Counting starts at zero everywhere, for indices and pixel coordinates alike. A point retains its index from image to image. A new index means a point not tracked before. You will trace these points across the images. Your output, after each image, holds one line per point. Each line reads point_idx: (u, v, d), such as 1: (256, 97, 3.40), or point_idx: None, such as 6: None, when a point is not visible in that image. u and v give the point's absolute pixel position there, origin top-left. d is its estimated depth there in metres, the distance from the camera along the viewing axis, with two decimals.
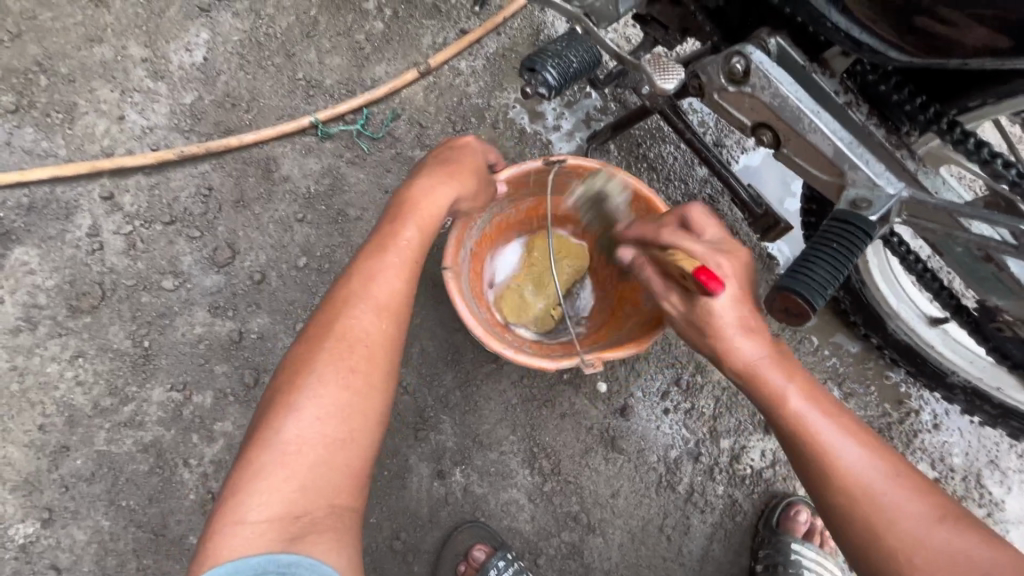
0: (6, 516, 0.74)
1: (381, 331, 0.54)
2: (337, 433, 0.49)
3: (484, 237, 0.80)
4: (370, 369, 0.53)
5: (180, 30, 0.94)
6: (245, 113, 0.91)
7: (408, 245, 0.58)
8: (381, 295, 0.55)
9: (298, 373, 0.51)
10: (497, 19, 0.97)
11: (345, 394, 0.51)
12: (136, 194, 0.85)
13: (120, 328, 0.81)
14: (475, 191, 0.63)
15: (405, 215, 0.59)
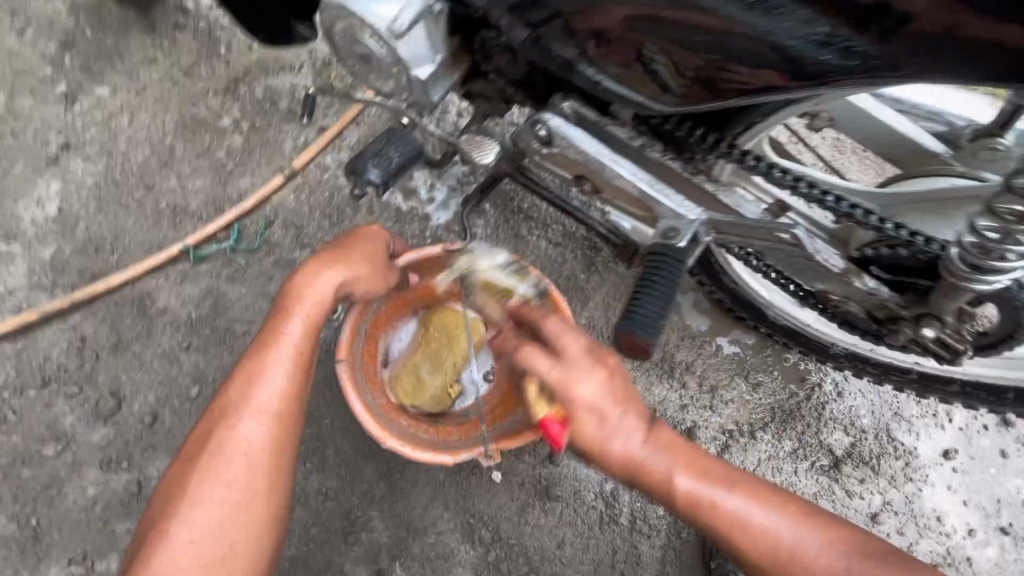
0: None
1: (266, 430, 0.57)
2: (214, 552, 0.51)
3: (381, 317, 0.82)
4: (254, 480, 0.55)
5: (29, 186, 0.92)
6: (111, 254, 0.89)
7: (291, 350, 0.60)
8: (266, 399, 0.58)
9: (186, 492, 0.54)
10: (351, 115, 1.00)
11: (232, 496, 0.54)
12: (3, 364, 0.82)
13: (3, 513, 0.75)
14: (365, 285, 0.65)
15: (289, 321, 0.61)
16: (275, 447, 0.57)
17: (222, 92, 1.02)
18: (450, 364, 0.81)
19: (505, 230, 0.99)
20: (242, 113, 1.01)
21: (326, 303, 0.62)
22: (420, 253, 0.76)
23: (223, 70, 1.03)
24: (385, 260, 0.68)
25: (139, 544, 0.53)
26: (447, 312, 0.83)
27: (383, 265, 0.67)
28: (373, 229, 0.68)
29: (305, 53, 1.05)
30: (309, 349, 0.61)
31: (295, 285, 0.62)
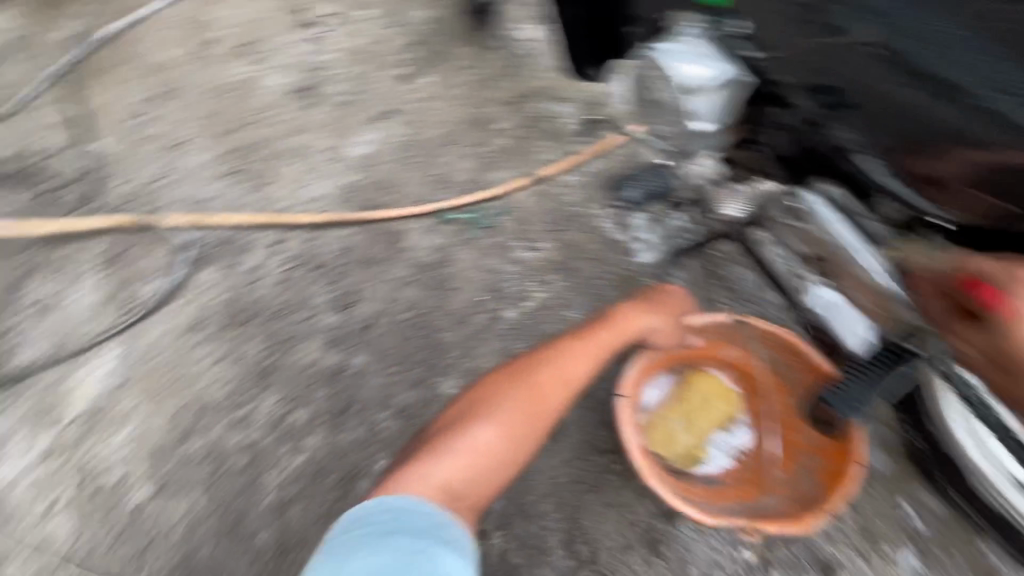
0: (134, 477, 0.91)
1: (552, 386, 0.80)
2: (503, 443, 0.74)
3: (647, 369, 0.90)
4: (538, 412, 0.77)
5: (358, 130, 1.23)
6: (391, 196, 1.15)
7: (590, 347, 0.84)
8: (562, 367, 0.82)
9: (496, 398, 0.78)
10: (607, 143, 1.16)
11: (520, 413, 0.76)
12: (297, 243, 1.09)
13: (255, 344, 1.00)
14: (660, 330, 0.88)
15: (597, 331, 0.85)
16: (553, 400, 0.79)
17: (509, 103, 1.25)
18: (702, 427, 0.92)
19: (701, 290, 1.03)
20: (517, 123, 1.22)
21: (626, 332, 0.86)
22: (703, 318, 0.89)
23: (516, 88, 1.26)
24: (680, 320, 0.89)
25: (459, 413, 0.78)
26: (701, 378, 0.93)
27: (682, 325, 0.89)
28: (677, 291, 0.91)
29: (582, 92, 1.24)
30: (602, 355, 0.84)
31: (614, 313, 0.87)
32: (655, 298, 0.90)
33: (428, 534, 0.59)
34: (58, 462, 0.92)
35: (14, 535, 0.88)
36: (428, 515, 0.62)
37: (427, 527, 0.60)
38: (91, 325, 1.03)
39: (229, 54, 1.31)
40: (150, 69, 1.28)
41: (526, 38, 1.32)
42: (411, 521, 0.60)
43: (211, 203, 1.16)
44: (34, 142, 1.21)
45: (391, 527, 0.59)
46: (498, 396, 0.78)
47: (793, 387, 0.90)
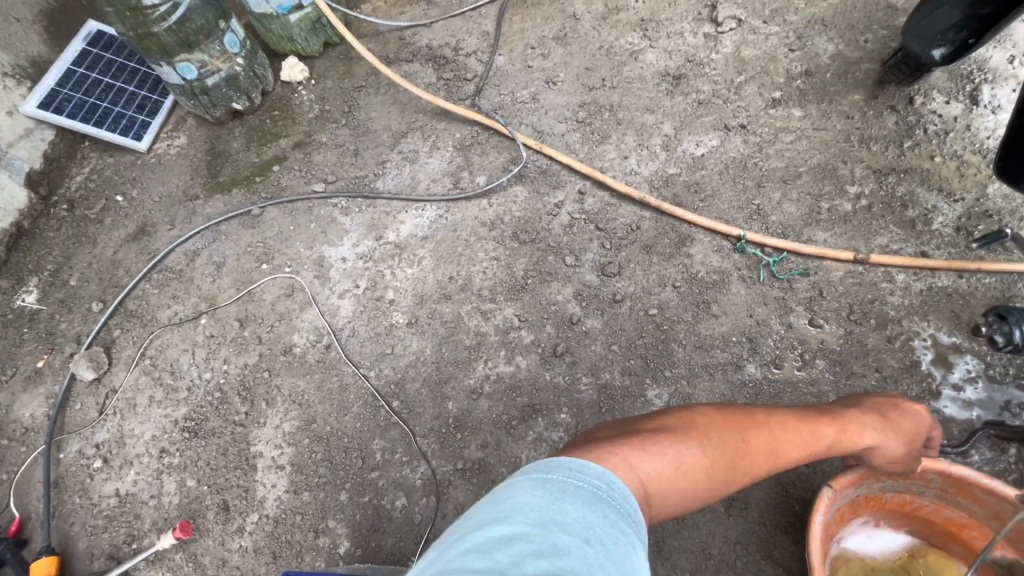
0: (398, 304, 1.14)
1: (775, 443, 0.59)
2: (706, 471, 0.53)
3: (873, 501, 0.80)
4: (750, 453, 0.57)
5: (702, 131, 1.24)
6: (699, 201, 1.15)
7: (836, 427, 0.65)
8: (794, 432, 0.62)
9: (702, 421, 0.57)
10: (995, 264, 0.95)
11: (731, 443, 0.56)
12: (597, 201, 1.19)
13: (524, 262, 1.14)
14: (897, 450, 0.69)
15: (838, 417, 0.67)
16: (773, 461, 0.59)
17: (873, 169, 1.11)
18: None
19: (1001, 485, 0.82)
20: (872, 194, 1.09)
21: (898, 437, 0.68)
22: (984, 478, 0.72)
23: (891, 158, 1.13)
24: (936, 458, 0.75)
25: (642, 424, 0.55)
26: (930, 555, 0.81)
27: (914, 451, 0.70)
28: (923, 410, 0.72)
29: (971, 197, 1.05)
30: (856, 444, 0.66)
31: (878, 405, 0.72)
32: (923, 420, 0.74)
33: (589, 546, 0.38)
34: (365, 266, 1.22)
35: (318, 296, 1.20)
36: (595, 525, 0.40)
37: (591, 531, 0.40)
38: (430, 186, 1.31)
39: (627, 26, 1.46)
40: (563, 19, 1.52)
41: (934, 113, 1.15)
42: (567, 522, 0.40)
43: (550, 137, 1.32)
44: (462, 44, 1.55)
45: (551, 511, 0.40)
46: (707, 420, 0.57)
47: None
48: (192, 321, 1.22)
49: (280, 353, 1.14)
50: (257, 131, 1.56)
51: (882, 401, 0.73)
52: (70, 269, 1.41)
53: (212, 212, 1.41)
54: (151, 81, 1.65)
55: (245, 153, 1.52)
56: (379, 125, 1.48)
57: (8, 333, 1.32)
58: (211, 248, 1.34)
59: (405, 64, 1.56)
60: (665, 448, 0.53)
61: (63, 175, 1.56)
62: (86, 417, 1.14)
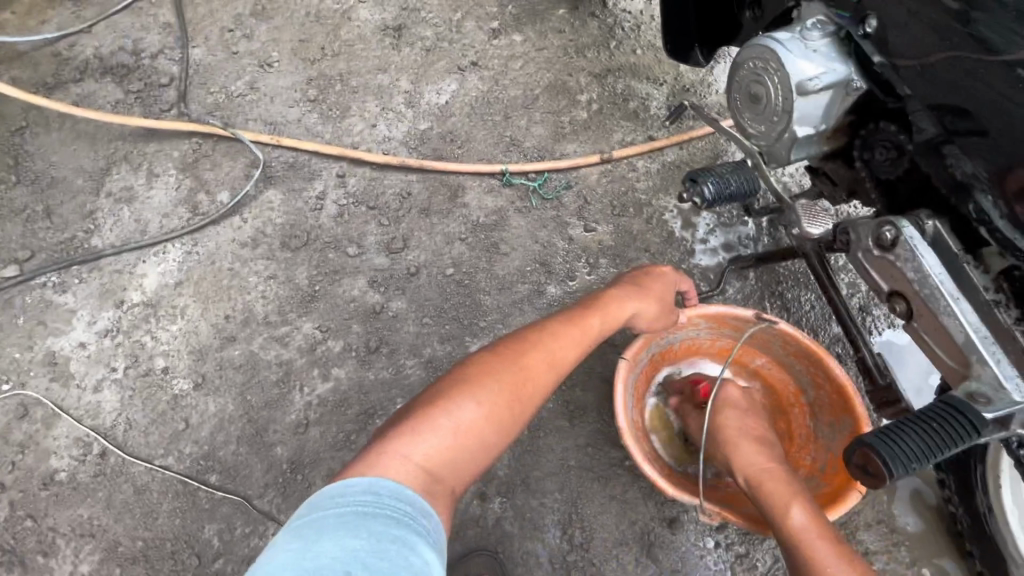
0: (175, 368, 0.96)
1: (547, 362, 0.67)
2: (496, 418, 0.61)
3: (670, 350, 0.91)
4: (526, 385, 0.64)
5: (438, 78, 1.22)
6: (458, 148, 1.14)
7: (597, 317, 0.74)
8: (557, 345, 0.69)
9: (475, 375, 0.63)
10: (699, 131, 1.11)
11: (504, 388, 0.62)
12: (360, 179, 1.11)
13: (305, 270, 1.03)
14: (653, 310, 0.80)
15: (585, 317, 0.73)
16: (545, 378, 0.67)
17: (593, 75, 1.21)
18: None
19: (754, 304, 1.00)
20: (599, 97, 1.18)
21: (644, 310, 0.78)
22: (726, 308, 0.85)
23: (604, 60, 1.23)
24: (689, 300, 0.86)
25: (422, 397, 0.62)
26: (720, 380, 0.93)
27: (670, 305, 0.82)
28: (669, 270, 0.83)
29: (671, 77, 1.20)
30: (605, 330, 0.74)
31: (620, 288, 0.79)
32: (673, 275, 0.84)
33: None
34: (115, 343, 1.00)
35: (65, 400, 0.96)
36: (358, 548, 0.43)
37: (353, 562, 0.42)
38: (165, 223, 1.10)
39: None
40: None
41: (624, 11, 1.28)
42: (325, 564, 0.42)
43: (286, 126, 1.18)
44: (141, 44, 1.28)
45: (303, 563, 0.42)
46: (478, 372, 0.63)
47: (818, 408, 0.85)
48: None
49: (39, 488, 0.90)
50: None
51: (635, 273, 0.82)
52: None
53: None
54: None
55: None
56: (66, 169, 1.18)
57: None
58: None
59: (73, 84, 1.24)
60: (443, 426, 0.57)
61: None
62: None
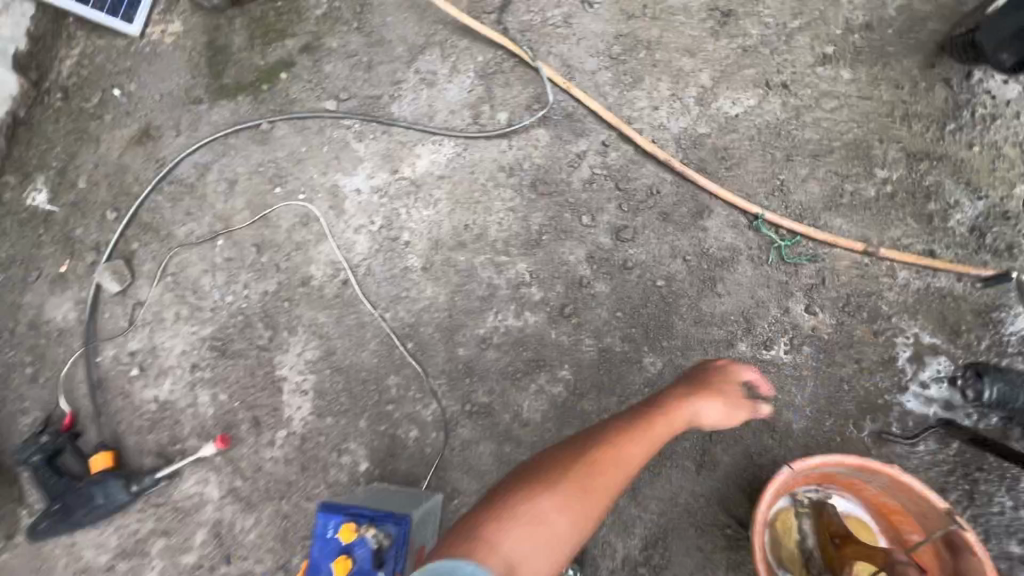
0: (413, 246, 1.17)
1: (620, 460, 0.72)
2: (574, 510, 0.66)
3: (832, 476, 0.89)
4: (598, 478, 0.69)
5: (741, 86, 1.17)
6: (725, 168, 1.12)
7: (663, 418, 0.78)
8: (631, 444, 0.74)
9: (547, 469, 0.70)
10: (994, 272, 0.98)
11: (576, 482, 0.68)
12: (620, 156, 1.16)
13: (540, 217, 1.14)
14: (715, 410, 0.81)
15: (659, 414, 0.79)
16: (618, 480, 0.70)
17: (906, 153, 1.09)
18: None
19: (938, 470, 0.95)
20: (898, 181, 1.07)
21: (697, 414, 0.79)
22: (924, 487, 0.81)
23: (928, 141, 1.09)
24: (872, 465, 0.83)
25: (491, 500, 0.67)
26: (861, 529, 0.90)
27: (733, 405, 0.82)
28: (728, 360, 0.86)
29: (996, 195, 1.05)
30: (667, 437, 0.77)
31: (676, 396, 0.82)
32: (733, 373, 0.85)
33: None
34: (380, 202, 1.21)
35: (333, 228, 1.21)
36: None
37: None
38: (449, 118, 1.25)
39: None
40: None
41: (986, 94, 1.09)
42: None
43: (579, 73, 1.23)
44: None
45: None
46: (549, 467, 0.70)
47: None
48: (209, 242, 1.25)
49: (298, 284, 1.19)
50: (260, 27, 1.43)
51: (693, 377, 0.86)
52: (77, 170, 1.38)
53: (218, 120, 1.35)
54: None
55: (249, 53, 1.41)
56: (394, 34, 1.36)
57: (27, 235, 1.34)
58: (221, 164, 1.31)
59: None
60: (527, 495, 0.66)
61: (52, 59, 1.46)
62: (117, 325, 1.22)
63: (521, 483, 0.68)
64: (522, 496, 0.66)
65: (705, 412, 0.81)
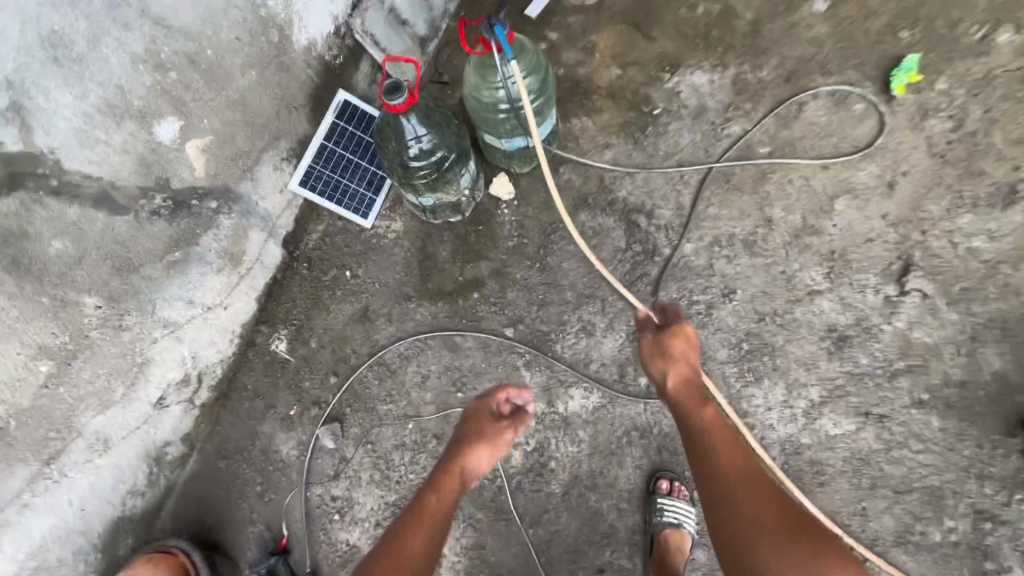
0: (557, 476, 1.55)
1: (449, 487, 1.31)
2: (416, 534, 1.20)
3: None
4: (425, 509, 1.26)
5: (842, 412, 1.49)
6: (816, 481, 1.48)
7: (462, 459, 1.35)
8: (454, 462, 1.35)
9: (406, 517, 1.25)
10: None
11: (413, 518, 1.24)
12: None
13: (660, 480, 1.51)
14: (489, 441, 1.37)
15: (467, 434, 1.38)
16: (432, 501, 1.27)
17: (962, 507, 1.42)
18: None
19: None
20: (950, 529, 1.42)
21: (476, 438, 1.36)
22: None
23: (981, 499, 1.41)
24: (686, 358, 1.40)
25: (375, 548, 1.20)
26: None
27: (501, 425, 1.39)
28: (482, 399, 1.42)
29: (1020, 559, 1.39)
30: (466, 441, 1.37)
31: (460, 437, 1.39)
32: (486, 406, 1.41)
33: None
34: (536, 424, 1.58)
35: None
36: None
37: None
38: (599, 369, 1.61)
39: (815, 258, 1.60)
40: (756, 224, 1.67)
41: None
42: None
43: (711, 360, 1.56)
44: (659, 219, 1.74)
45: None
46: (405, 516, 1.25)
47: None
48: (403, 424, 1.68)
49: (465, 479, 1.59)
50: (463, 245, 1.84)
51: (468, 415, 1.42)
52: (310, 331, 1.84)
53: (421, 318, 1.77)
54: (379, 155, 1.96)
55: (451, 266, 1.82)
56: (566, 279, 1.73)
57: (270, 376, 1.81)
58: (419, 359, 1.72)
59: (605, 218, 1.78)
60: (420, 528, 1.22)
61: (304, 234, 1.93)
62: (325, 472, 1.68)
63: (390, 544, 1.19)
64: (388, 539, 1.20)
65: (479, 459, 1.35)
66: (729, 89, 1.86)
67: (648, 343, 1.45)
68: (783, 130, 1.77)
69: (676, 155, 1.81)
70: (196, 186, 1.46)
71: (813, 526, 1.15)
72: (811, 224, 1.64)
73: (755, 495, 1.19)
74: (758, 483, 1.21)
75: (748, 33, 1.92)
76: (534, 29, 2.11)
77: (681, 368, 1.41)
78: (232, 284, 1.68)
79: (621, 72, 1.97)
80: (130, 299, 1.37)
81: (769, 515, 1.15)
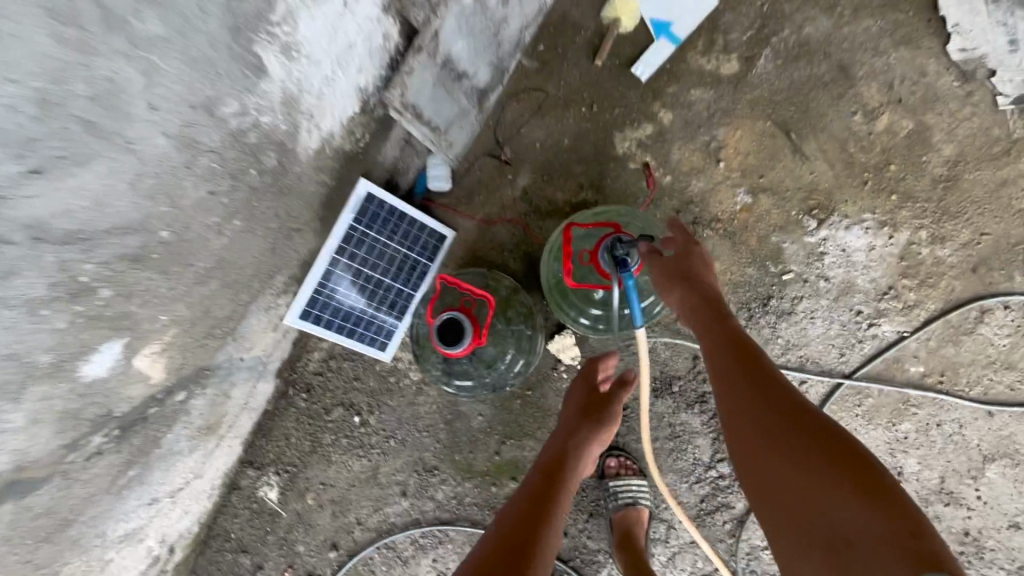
0: None
1: (543, 476, 1.10)
2: (512, 527, 0.96)
3: None
4: (529, 503, 1.02)
5: None
6: None
7: (557, 441, 1.18)
8: (546, 453, 1.17)
9: (501, 512, 1.02)
10: None
11: (512, 509, 1.01)
12: None
13: None
14: (585, 416, 1.20)
15: (565, 420, 1.22)
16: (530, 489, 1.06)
17: None
18: None
19: None
20: None
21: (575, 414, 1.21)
22: None
23: None
24: (685, 272, 0.94)
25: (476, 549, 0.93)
26: None
27: (591, 386, 1.25)
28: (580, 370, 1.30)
29: None
30: (564, 428, 1.20)
31: (557, 427, 1.23)
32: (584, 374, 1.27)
33: None
34: None
35: None
36: None
37: None
38: None
39: (943, 536, 1.33)
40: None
41: None
42: None
43: None
44: None
45: None
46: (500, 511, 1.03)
47: None
48: None
49: None
50: (503, 413, 1.47)
51: (566, 397, 1.27)
52: (306, 481, 1.52)
53: (443, 498, 1.47)
54: (405, 267, 1.45)
55: (487, 437, 1.47)
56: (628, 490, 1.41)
57: (255, 528, 1.53)
58: (436, 553, 1.47)
59: (690, 416, 1.41)
60: (519, 535, 0.93)
61: (303, 353, 1.51)
62: None
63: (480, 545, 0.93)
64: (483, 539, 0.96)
65: (588, 433, 1.17)
66: (892, 266, 1.38)
67: (655, 276, 0.96)
68: (948, 346, 1.35)
69: (800, 349, 1.39)
70: (154, 394, 1.03)
71: (807, 417, 0.76)
72: (948, 489, 1.33)
73: (729, 392, 0.83)
74: (758, 366, 0.83)
75: (940, 180, 1.38)
76: (640, 98, 1.47)
77: (688, 291, 0.92)
78: (209, 451, 1.32)
79: (751, 201, 1.44)
80: (73, 549, 1.04)
81: (773, 425, 0.76)
